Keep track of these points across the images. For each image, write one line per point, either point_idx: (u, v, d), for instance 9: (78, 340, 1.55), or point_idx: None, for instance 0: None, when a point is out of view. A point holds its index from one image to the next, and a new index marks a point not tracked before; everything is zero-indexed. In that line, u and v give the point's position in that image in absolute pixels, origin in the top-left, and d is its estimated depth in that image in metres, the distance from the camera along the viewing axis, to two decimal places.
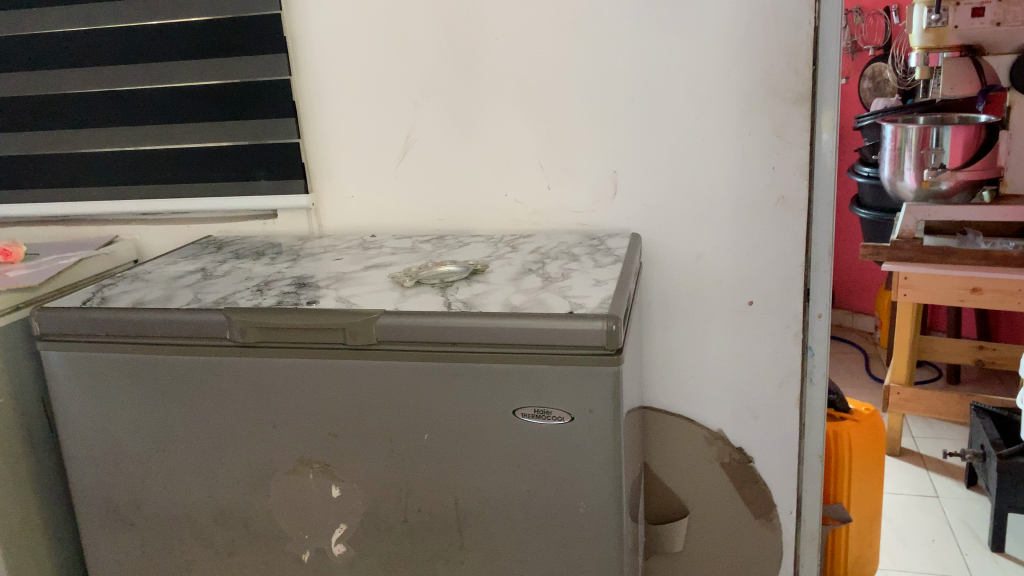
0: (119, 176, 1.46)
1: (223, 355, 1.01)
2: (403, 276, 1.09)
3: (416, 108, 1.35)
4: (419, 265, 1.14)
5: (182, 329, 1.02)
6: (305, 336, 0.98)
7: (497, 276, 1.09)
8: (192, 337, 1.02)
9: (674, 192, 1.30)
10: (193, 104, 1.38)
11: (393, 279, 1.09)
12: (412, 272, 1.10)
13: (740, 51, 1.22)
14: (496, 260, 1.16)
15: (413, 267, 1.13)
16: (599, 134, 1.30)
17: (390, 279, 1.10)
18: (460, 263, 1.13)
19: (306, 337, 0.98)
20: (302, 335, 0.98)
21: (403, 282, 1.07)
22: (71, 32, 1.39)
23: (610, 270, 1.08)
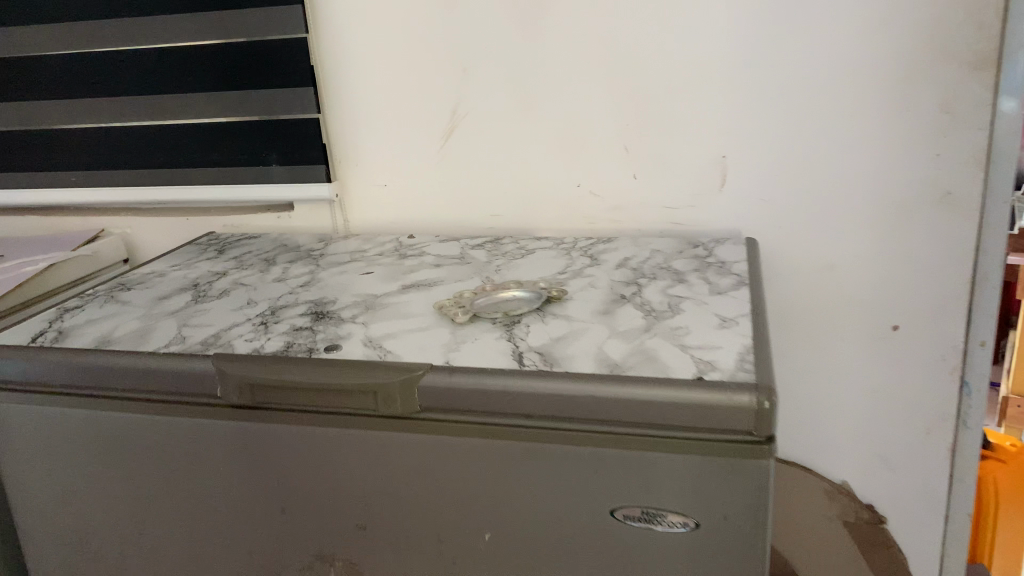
0: (101, 159, 1.20)
1: (210, 420, 0.75)
2: (454, 307, 0.81)
3: (465, 75, 1.05)
4: (475, 289, 0.86)
5: (160, 382, 0.76)
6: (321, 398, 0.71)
7: (580, 308, 0.81)
8: (172, 392, 0.76)
9: (800, 185, 1.00)
10: (186, 70, 1.10)
11: (441, 310, 0.81)
12: (467, 300, 0.83)
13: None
14: (573, 281, 0.88)
15: (466, 292, 0.85)
16: (705, 110, 1.00)
17: (436, 311, 0.82)
18: (528, 288, 0.85)
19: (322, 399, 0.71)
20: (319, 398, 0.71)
21: (454, 316, 0.79)
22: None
23: (736, 303, 0.79)
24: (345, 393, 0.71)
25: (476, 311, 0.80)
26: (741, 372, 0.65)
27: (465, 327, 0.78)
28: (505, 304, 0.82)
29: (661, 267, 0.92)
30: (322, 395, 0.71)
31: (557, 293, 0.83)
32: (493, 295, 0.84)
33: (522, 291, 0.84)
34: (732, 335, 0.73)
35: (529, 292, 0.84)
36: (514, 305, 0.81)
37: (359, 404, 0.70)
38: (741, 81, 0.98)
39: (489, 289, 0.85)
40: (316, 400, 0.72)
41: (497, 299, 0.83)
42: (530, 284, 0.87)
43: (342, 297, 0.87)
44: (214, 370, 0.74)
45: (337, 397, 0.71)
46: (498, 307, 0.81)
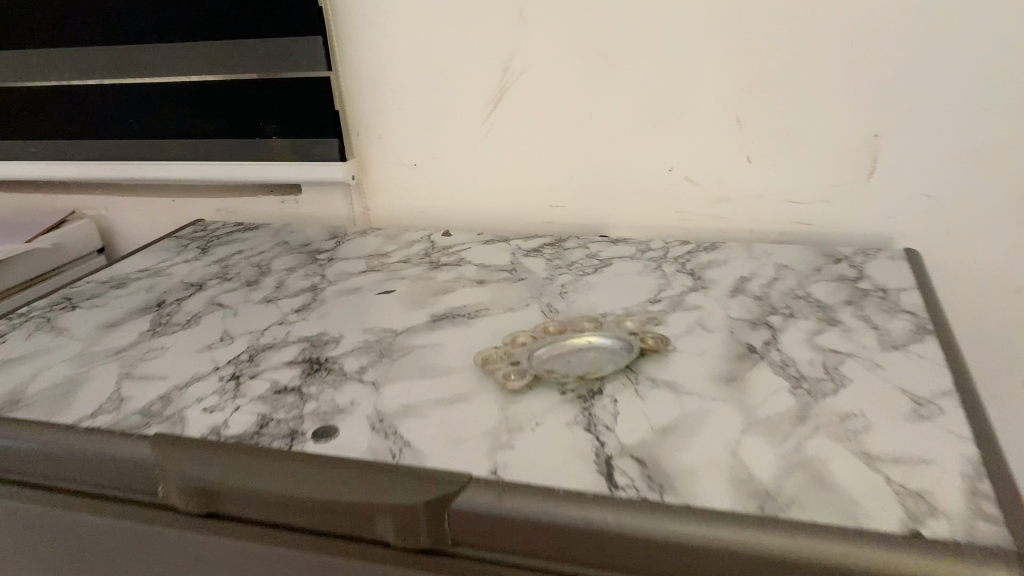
0: (64, 127, 0.96)
1: (144, 529, 0.51)
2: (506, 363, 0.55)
3: (522, 20, 0.78)
4: (533, 330, 0.60)
5: (78, 469, 0.52)
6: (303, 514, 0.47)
7: (693, 372, 0.54)
8: (97, 486, 0.52)
9: (985, 175, 0.72)
10: (158, 14, 0.85)
11: (485, 366, 0.56)
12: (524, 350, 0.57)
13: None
14: (674, 317, 0.62)
15: (523, 334, 0.59)
16: (856, 70, 0.72)
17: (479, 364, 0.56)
18: (614, 331, 0.59)
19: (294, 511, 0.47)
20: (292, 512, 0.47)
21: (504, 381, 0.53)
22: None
23: (927, 372, 0.53)
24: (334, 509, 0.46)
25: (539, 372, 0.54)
26: (984, 523, 0.39)
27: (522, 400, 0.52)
28: (581, 360, 0.56)
29: (794, 296, 0.65)
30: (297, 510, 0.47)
31: (656, 344, 0.57)
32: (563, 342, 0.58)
33: (607, 338, 0.58)
34: (942, 436, 0.46)
35: (613, 343, 0.58)
36: (593, 364, 0.55)
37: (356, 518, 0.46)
38: (912, 31, 0.69)
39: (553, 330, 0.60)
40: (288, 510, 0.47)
41: (569, 352, 0.57)
42: (614, 323, 0.61)
43: (348, 333, 0.63)
44: (152, 462, 0.50)
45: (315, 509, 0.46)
46: (571, 367, 0.55)
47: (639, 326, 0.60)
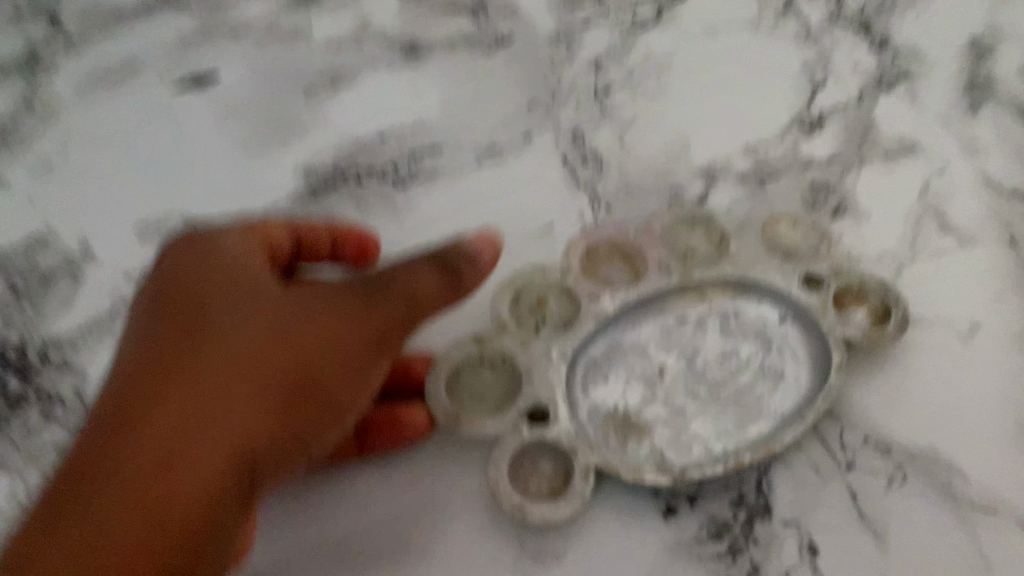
0: None
1: None
2: (516, 415, 0.22)
3: None
4: (566, 263, 0.24)
5: None
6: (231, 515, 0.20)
7: (976, 423, 0.22)
8: None
9: None
10: None
11: (457, 420, 0.22)
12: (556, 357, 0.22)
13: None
14: (870, 190, 0.27)
15: (543, 277, 0.24)
16: None
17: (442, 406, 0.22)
18: (770, 270, 0.24)
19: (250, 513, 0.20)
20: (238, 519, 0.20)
21: (510, 495, 0.21)
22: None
23: None
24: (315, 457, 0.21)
25: (605, 452, 0.21)
26: None
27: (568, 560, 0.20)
28: (699, 382, 0.23)
29: None
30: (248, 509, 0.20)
31: (877, 319, 0.23)
32: (647, 315, 0.24)
33: (754, 301, 0.24)
34: None
35: (772, 313, 0.24)
36: (734, 405, 0.22)
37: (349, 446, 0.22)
38: None
39: (616, 266, 0.25)
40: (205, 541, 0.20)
41: (665, 351, 0.23)
42: (753, 230, 0.25)
43: (109, 254, 0.26)
44: None
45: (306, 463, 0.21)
46: (679, 416, 0.22)
47: (811, 241, 0.26)
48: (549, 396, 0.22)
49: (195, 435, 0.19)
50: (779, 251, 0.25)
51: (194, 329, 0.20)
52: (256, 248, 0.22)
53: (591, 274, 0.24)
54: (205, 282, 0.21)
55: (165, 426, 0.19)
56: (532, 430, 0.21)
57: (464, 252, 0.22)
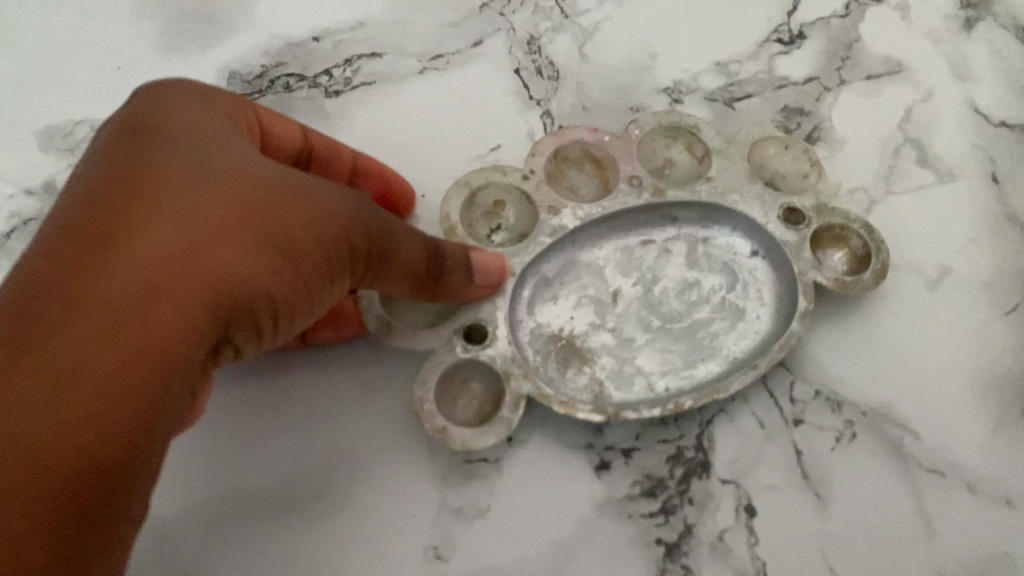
0: None
1: None
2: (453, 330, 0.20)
3: None
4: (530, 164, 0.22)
5: None
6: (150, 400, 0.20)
7: (939, 374, 0.21)
8: None
9: None
10: None
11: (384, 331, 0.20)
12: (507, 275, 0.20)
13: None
14: (843, 113, 0.25)
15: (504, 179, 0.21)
16: None
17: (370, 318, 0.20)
18: (747, 199, 0.22)
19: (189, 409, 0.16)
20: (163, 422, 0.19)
21: (435, 412, 0.18)
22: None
23: None
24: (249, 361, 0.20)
25: (541, 379, 0.20)
26: None
27: (490, 513, 0.19)
28: (655, 309, 0.21)
29: None
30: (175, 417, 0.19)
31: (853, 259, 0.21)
32: (612, 232, 0.22)
33: (727, 231, 0.22)
34: None
35: (744, 245, 0.22)
36: (684, 335, 0.21)
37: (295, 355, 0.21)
38: None
39: (582, 171, 0.22)
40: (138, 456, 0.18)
41: (620, 272, 0.22)
42: (741, 150, 0.22)
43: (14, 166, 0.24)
44: None
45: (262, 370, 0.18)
46: (628, 345, 0.21)
47: (799, 171, 0.23)
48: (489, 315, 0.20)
49: (144, 278, 0.14)
50: (764, 177, 0.23)
51: (169, 146, 0.16)
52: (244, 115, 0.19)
53: (554, 181, 0.22)
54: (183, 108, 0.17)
55: (154, 240, 0.14)
56: (465, 349, 0.19)
57: (463, 261, 0.19)
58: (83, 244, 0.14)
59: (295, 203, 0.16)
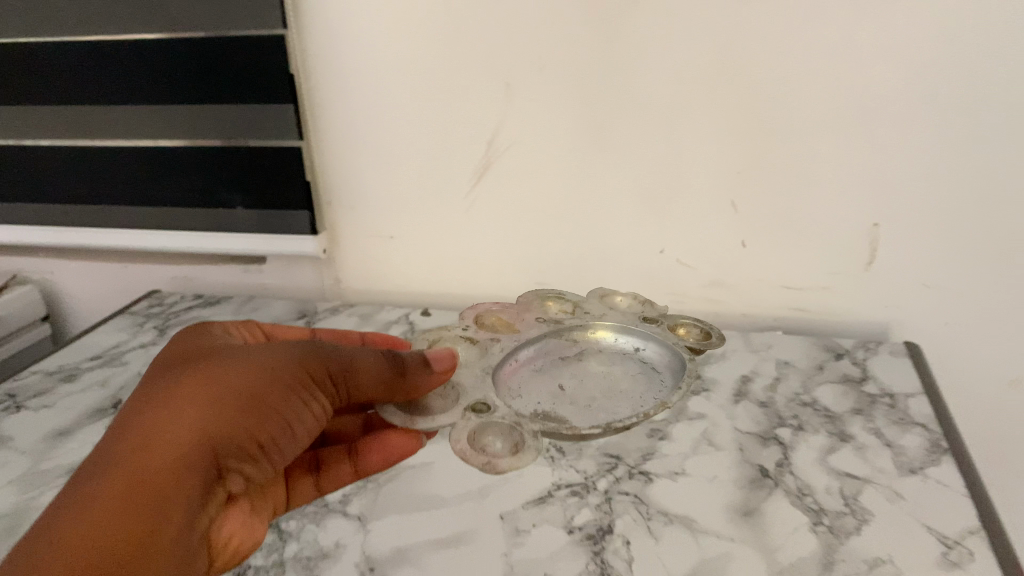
0: (22, 189, 0.88)
1: None
2: None
3: (510, 95, 0.72)
4: (464, 321, 0.64)
5: None
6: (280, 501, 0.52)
7: (710, 505, 0.51)
8: None
9: (991, 265, 0.69)
10: (125, 72, 0.78)
11: (415, 417, 0.51)
12: (482, 376, 0.55)
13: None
14: (678, 429, 0.58)
15: (455, 330, 0.51)
16: (863, 151, 0.67)
17: (403, 420, 0.51)
18: (618, 318, 0.65)
19: (238, 471, 0.45)
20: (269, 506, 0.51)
21: (465, 452, 0.47)
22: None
23: (952, 505, 0.50)
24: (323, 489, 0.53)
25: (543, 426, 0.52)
26: None
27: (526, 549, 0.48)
28: (592, 390, 0.58)
29: (801, 403, 0.62)
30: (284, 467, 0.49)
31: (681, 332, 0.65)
32: (551, 350, 0.63)
33: (614, 337, 0.64)
34: None
35: (623, 342, 0.64)
36: (622, 396, 0.57)
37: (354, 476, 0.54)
38: (920, 126, 0.65)
39: None
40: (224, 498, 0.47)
41: (578, 372, 0.60)
42: (592, 300, 0.69)
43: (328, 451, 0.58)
44: None
45: (278, 455, 0.47)
46: (586, 401, 0.57)
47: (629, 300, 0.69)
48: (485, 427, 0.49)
49: (178, 438, 0.42)
50: (605, 313, 0.66)
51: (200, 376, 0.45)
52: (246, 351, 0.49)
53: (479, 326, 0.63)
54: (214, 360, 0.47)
55: (179, 424, 0.43)
56: None
57: (418, 359, 0.51)
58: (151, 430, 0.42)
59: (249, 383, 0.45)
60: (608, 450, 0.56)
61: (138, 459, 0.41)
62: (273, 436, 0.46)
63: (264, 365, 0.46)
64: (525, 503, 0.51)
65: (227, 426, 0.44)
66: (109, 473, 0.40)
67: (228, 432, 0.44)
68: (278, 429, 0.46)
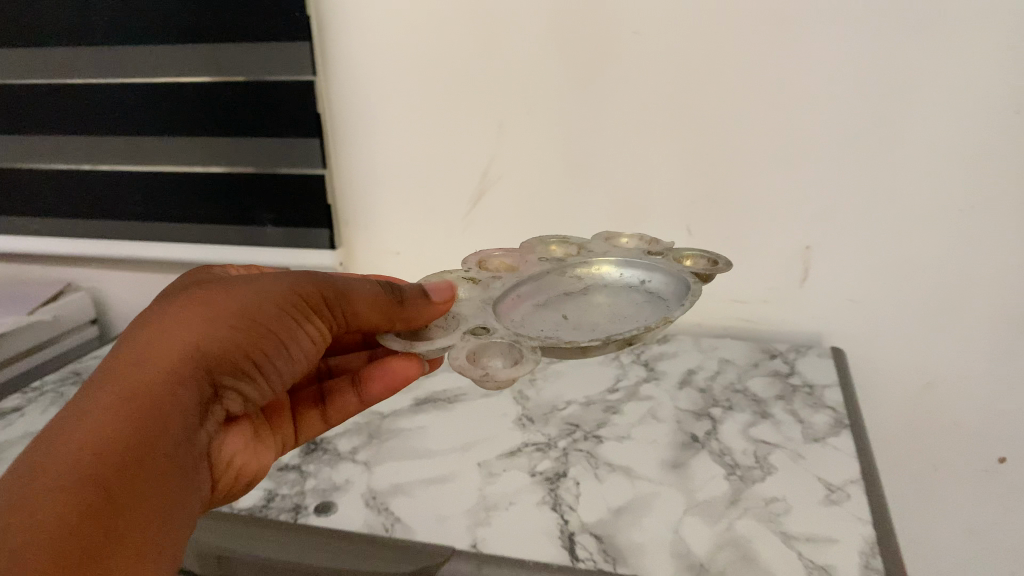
0: (82, 207, 1.02)
1: None
2: (466, 336, 0.48)
3: (501, 132, 0.86)
4: (465, 265, 0.60)
5: None
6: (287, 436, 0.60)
7: (647, 458, 0.63)
8: None
9: (904, 285, 0.82)
10: (178, 108, 0.92)
11: (415, 343, 0.49)
12: (483, 306, 0.53)
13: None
14: (628, 406, 0.71)
15: (454, 274, 0.57)
16: (793, 185, 0.81)
17: (402, 343, 0.49)
18: (617, 255, 0.60)
19: (237, 386, 0.48)
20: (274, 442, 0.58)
21: (464, 367, 0.44)
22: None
23: (842, 463, 0.62)
24: (328, 420, 0.61)
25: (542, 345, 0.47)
26: None
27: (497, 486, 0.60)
28: (596, 315, 0.55)
29: (734, 390, 0.74)
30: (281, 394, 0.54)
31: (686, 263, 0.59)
32: (552, 289, 0.58)
33: (616, 269, 0.59)
34: (848, 520, 0.56)
35: (628, 275, 0.59)
36: (628, 319, 0.53)
37: (357, 405, 0.60)
38: (838, 164, 0.79)
39: (498, 269, 0.59)
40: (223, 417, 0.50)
41: (582, 306, 0.56)
42: (598, 245, 0.63)
43: None
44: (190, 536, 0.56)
45: (273, 371, 0.49)
46: (589, 327, 0.53)
47: (634, 240, 0.63)
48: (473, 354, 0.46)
49: (164, 355, 0.43)
50: (605, 250, 0.62)
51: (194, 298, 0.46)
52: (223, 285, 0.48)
53: (481, 268, 0.60)
54: (204, 288, 0.47)
55: (166, 341, 0.44)
56: (479, 339, 0.47)
57: (414, 291, 0.50)
58: (139, 346, 0.43)
59: (241, 305, 0.46)
60: (569, 419, 0.69)
61: (125, 372, 0.42)
62: (263, 354, 0.47)
63: (260, 284, 0.48)
64: (499, 454, 0.64)
65: (220, 343, 0.45)
66: (105, 387, 0.41)
67: (216, 344, 0.45)
68: (270, 347, 0.47)
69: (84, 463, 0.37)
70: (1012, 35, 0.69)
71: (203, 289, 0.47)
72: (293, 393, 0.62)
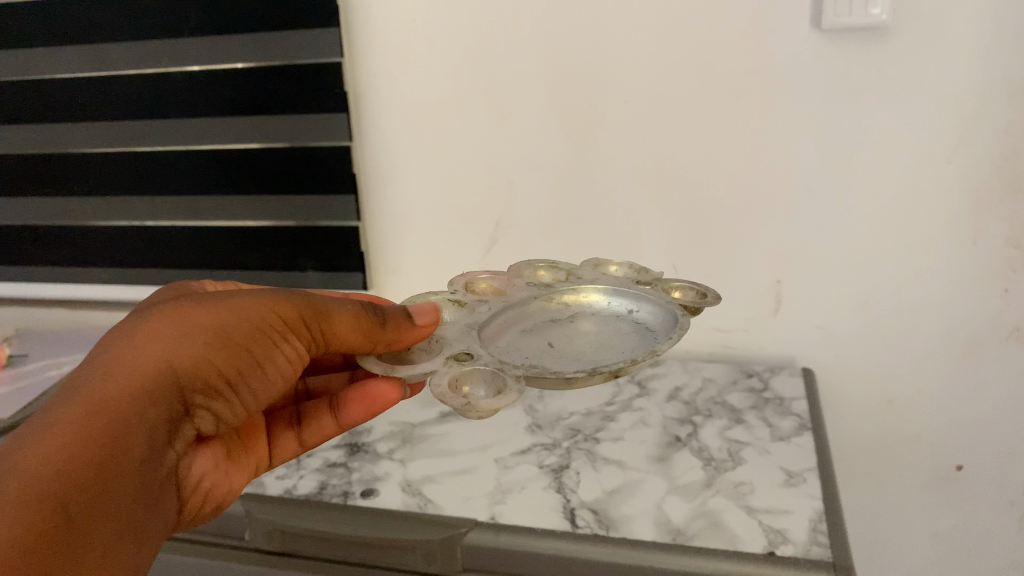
0: (143, 258, 1.17)
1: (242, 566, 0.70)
2: (450, 364, 0.53)
3: (511, 187, 1.00)
4: (454, 286, 0.68)
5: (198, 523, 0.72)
6: (263, 455, 0.67)
7: (634, 453, 0.75)
8: (206, 535, 0.72)
9: (861, 314, 0.94)
10: (230, 171, 1.07)
11: (396, 367, 0.54)
12: (468, 330, 0.60)
13: (984, 113, 0.82)
14: (622, 415, 0.83)
15: (439, 296, 0.66)
16: (761, 230, 0.93)
17: (381, 368, 0.54)
18: (606, 281, 0.68)
19: (210, 402, 0.56)
20: (248, 461, 0.65)
21: (444, 394, 0.49)
22: (64, 69, 1.08)
23: (800, 455, 0.74)
24: (304, 441, 0.69)
25: (526, 374, 0.52)
26: (815, 548, 0.60)
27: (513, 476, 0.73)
28: (585, 342, 0.62)
29: (715, 402, 0.86)
30: (253, 410, 0.60)
31: (675, 295, 0.65)
32: (539, 314, 0.66)
33: (604, 298, 0.67)
34: (803, 497, 0.67)
35: (616, 304, 0.66)
36: (614, 347, 0.60)
37: (336, 427, 0.68)
38: (798, 209, 0.91)
39: (486, 292, 0.68)
40: (193, 434, 0.57)
41: (569, 331, 0.64)
42: (586, 271, 0.71)
43: (378, 425, 0.84)
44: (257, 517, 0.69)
45: (246, 388, 0.56)
46: (575, 353, 0.60)
47: (623, 267, 0.71)
48: (459, 383, 0.51)
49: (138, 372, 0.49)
50: (596, 276, 0.69)
51: (172, 317, 0.52)
52: (202, 303, 0.53)
53: (468, 290, 0.68)
54: (183, 305, 0.53)
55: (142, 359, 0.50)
56: (461, 371, 0.52)
57: (400, 313, 0.56)
58: (116, 363, 0.49)
59: (217, 329, 0.53)
60: (573, 426, 0.81)
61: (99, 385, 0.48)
62: (237, 371, 0.55)
63: (240, 302, 0.54)
64: (512, 453, 0.76)
65: (193, 360, 0.52)
66: (77, 395, 0.47)
67: (189, 362, 0.52)
68: (243, 363, 0.55)
69: (49, 474, 0.43)
70: (938, 98, 0.83)
71: (181, 305, 0.53)
72: (272, 414, 0.70)
